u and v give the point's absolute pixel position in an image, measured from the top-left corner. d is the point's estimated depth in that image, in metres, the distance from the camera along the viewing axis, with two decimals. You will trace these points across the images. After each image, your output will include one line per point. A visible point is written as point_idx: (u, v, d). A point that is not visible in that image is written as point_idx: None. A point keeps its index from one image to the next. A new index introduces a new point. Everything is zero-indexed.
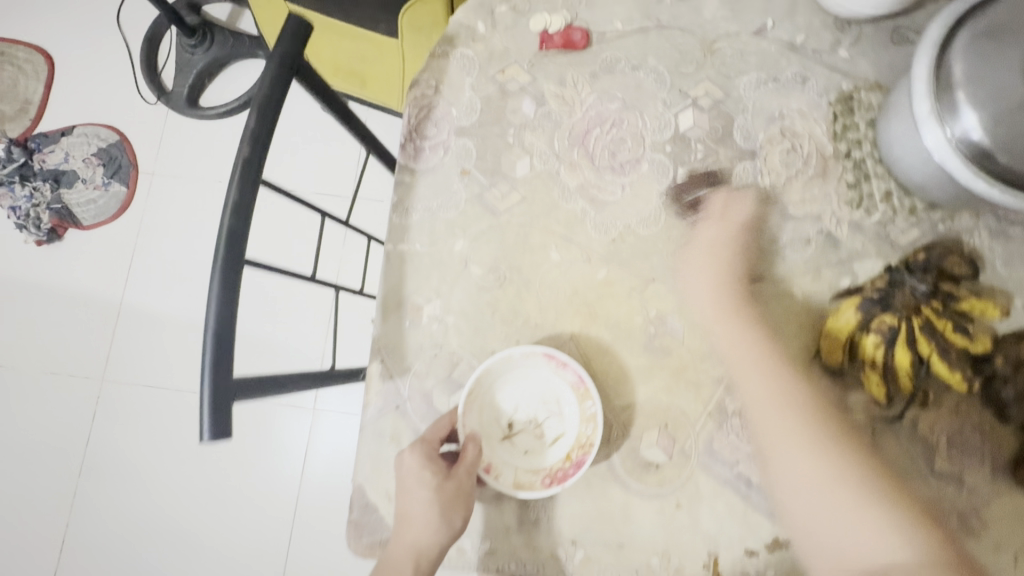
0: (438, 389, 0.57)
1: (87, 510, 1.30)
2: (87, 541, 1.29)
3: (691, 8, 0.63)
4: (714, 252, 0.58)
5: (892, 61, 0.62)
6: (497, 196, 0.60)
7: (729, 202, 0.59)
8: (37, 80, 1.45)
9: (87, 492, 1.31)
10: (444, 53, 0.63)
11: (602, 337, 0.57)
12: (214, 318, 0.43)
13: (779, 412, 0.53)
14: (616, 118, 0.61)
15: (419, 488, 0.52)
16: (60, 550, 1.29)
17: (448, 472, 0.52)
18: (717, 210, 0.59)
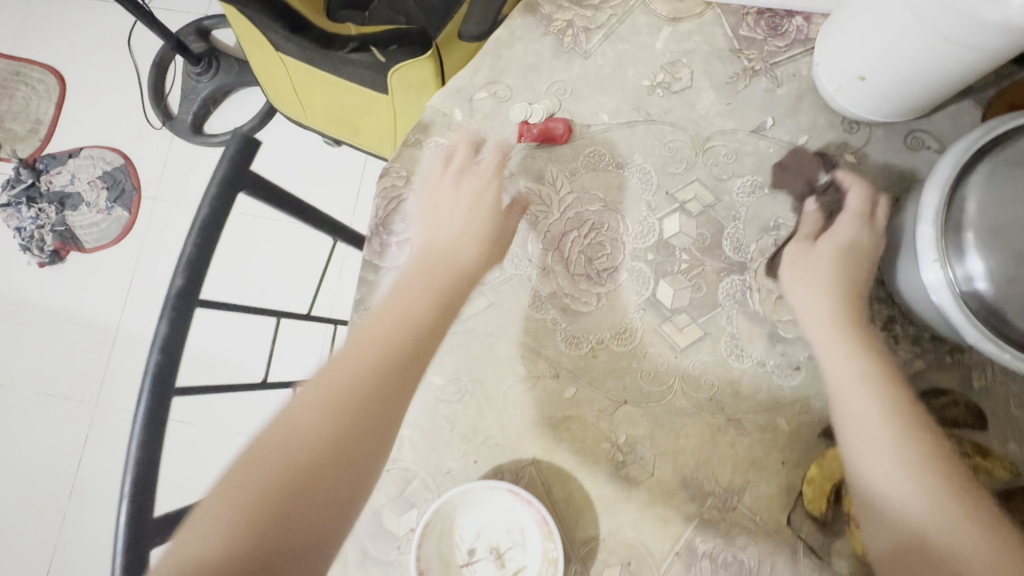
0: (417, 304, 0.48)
1: (74, 535, 1.30)
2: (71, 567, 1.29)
3: (684, 101, 0.59)
4: (855, 256, 0.50)
5: (905, 168, 0.56)
6: (463, 299, 0.57)
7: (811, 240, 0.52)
8: (48, 101, 1.46)
9: (75, 516, 1.31)
10: (417, 142, 0.59)
11: (565, 462, 0.54)
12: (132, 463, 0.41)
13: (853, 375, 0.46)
14: (595, 220, 0.57)
15: (388, 327, 0.42)
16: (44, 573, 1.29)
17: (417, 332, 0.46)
18: (867, 209, 0.52)
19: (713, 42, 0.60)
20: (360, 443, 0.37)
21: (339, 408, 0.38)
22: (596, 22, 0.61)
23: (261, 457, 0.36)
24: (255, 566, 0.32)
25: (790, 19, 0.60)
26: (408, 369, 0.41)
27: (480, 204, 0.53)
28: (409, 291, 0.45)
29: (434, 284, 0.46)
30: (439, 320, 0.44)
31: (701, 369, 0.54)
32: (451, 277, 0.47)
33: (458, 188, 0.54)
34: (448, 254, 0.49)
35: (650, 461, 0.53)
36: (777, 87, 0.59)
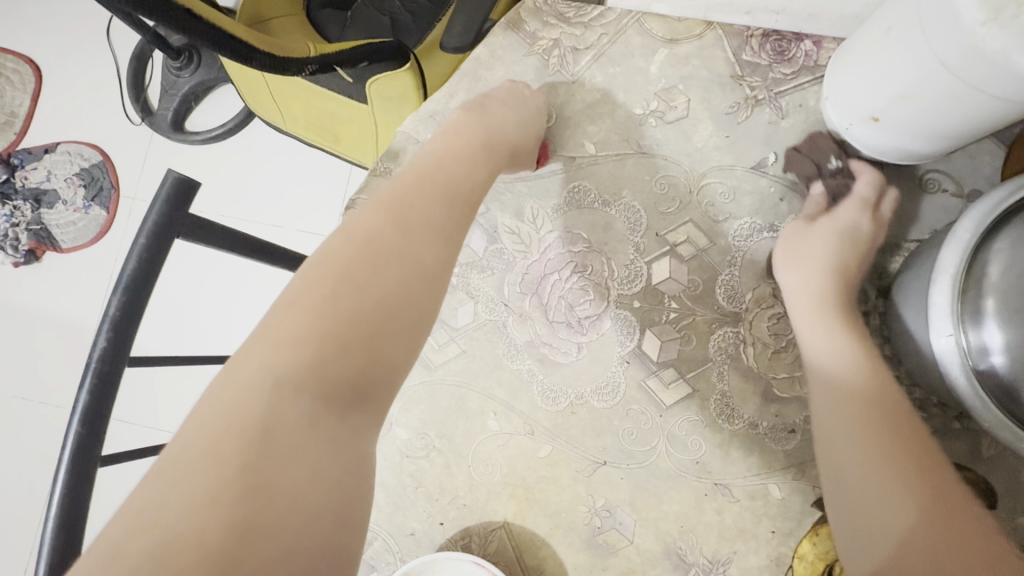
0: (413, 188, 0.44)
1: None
2: None
3: (678, 132, 0.54)
4: (853, 240, 0.48)
5: (916, 215, 0.51)
6: (432, 346, 0.53)
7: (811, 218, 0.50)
8: (24, 93, 1.40)
9: None
10: (386, 170, 0.55)
11: (538, 528, 0.49)
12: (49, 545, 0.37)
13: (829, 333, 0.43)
14: (577, 263, 0.53)
15: (441, 189, 0.43)
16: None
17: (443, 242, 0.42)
18: (873, 198, 0.50)
19: (712, 67, 0.55)
20: (426, 290, 0.39)
21: (406, 252, 0.39)
22: (585, 41, 0.56)
23: (332, 286, 0.36)
24: (338, 389, 0.34)
25: (797, 43, 0.54)
26: (462, 225, 0.43)
27: (520, 111, 0.52)
28: (452, 154, 0.46)
29: (478, 155, 0.47)
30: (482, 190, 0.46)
31: (688, 430, 0.50)
32: (499, 156, 0.49)
33: (501, 92, 0.54)
34: (492, 132, 0.49)
35: (630, 529, 0.49)
36: (781, 118, 0.53)
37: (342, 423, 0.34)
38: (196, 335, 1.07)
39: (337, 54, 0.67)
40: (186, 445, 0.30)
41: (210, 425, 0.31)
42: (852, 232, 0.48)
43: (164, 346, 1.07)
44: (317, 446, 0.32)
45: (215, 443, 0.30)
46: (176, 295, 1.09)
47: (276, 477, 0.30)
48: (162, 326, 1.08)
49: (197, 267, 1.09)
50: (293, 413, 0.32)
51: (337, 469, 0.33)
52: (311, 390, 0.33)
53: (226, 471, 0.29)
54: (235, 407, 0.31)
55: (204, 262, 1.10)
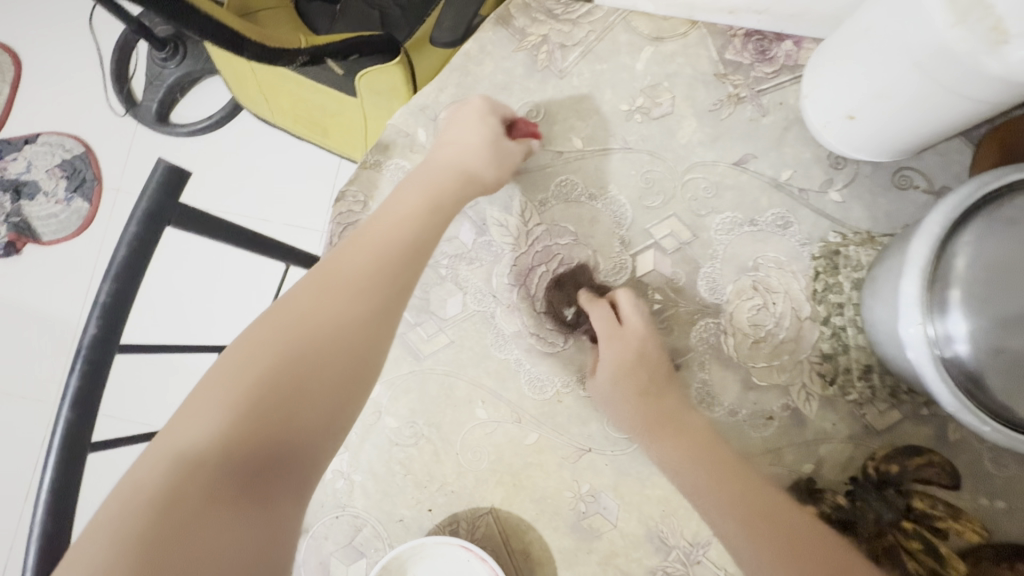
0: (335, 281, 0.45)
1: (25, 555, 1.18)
2: None
3: (663, 128, 0.56)
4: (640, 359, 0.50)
5: (889, 210, 0.53)
6: (421, 336, 0.53)
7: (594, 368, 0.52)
8: (3, 82, 1.37)
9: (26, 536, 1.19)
10: (376, 163, 0.56)
11: (525, 513, 0.50)
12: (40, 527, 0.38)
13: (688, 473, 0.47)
14: (564, 256, 0.54)
15: (376, 255, 0.44)
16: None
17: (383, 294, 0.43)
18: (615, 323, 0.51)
19: (697, 65, 0.56)
20: (350, 352, 0.40)
21: (325, 321, 0.40)
22: (573, 38, 0.58)
23: (249, 361, 0.38)
24: (254, 457, 0.35)
25: (778, 43, 0.56)
26: (397, 286, 0.44)
27: (475, 134, 0.53)
28: (387, 213, 0.47)
29: (416, 210, 0.48)
30: (423, 243, 0.47)
31: None
32: (441, 205, 0.49)
33: (457, 125, 0.54)
34: (431, 187, 0.50)
35: (614, 513, 0.50)
36: (762, 116, 0.55)
37: (259, 489, 0.34)
38: (189, 324, 1.07)
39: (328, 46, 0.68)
40: (96, 528, 0.30)
41: (120, 505, 0.31)
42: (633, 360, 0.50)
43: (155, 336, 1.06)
44: (231, 517, 0.32)
45: (125, 521, 0.30)
46: (167, 283, 1.09)
47: (183, 550, 0.30)
48: (152, 314, 1.07)
49: (179, 257, 1.09)
50: (204, 485, 0.32)
51: (258, 538, 0.33)
52: (220, 460, 0.34)
53: (131, 547, 0.29)
54: (144, 487, 0.32)
55: (197, 252, 1.10)
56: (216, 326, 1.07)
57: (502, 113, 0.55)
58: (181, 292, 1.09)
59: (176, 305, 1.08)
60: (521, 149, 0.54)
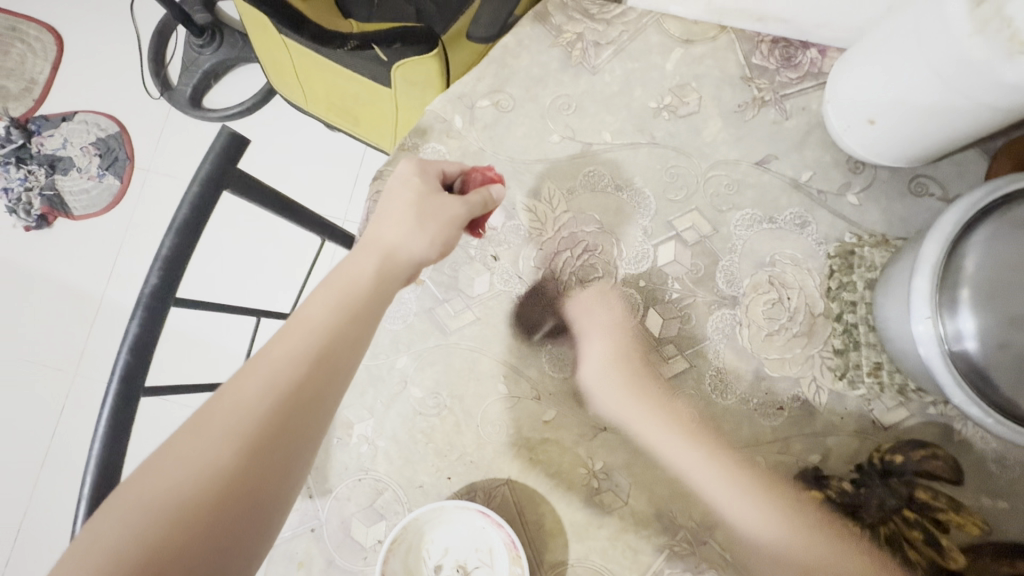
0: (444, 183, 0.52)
1: (38, 519, 1.21)
2: (26, 549, 1.19)
3: (690, 127, 0.58)
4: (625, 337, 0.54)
5: (905, 215, 0.55)
6: (448, 312, 0.56)
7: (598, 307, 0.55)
8: (45, 61, 1.42)
9: (41, 499, 1.22)
10: (413, 146, 0.58)
11: (540, 485, 0.53)
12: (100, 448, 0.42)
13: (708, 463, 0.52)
14: (589, 242, 0.56)
15: (265, 370, 0.38)
16: (3, 566, 1.19)
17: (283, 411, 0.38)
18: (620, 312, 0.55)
19: (725, 68, 0.59)
20: (241, 498, 0.35)
21: (195, 474, 0.35)
22: (607, 37, 0.60)
23: (116, 532, 0.33)
24: None
25: (804, 51, 0.59)
26: (291, 426, 0.38)
27: (406, 207, 0.48)
28: (290, 326, 0.40)
29: (330, 323, 0.41)
30: (337, 365, 0.40)
31: (683, 403, 0.53)
32: (354, 298, 0.43)
33: (386, 202, 0.49)
34: (352, 290, 0.43)
35: (626, 490, 0.52)
36: (786, 119, 0.58)
37: None
38: (231, 289, 1.14)
39: (378, 34, 0.75)
40: None
41: None
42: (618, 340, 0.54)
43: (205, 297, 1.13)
44: None
45: None
46: (215, 255, 1.16)
47: None
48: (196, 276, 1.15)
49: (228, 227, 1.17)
50: None
51: None
52: None
53: None
54: None
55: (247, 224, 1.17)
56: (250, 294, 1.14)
57: (435, 172, 0.51)
58: (223, 257, 1.16)
59: (224, 274, 1.15)
60: (476, 201, 0.50)
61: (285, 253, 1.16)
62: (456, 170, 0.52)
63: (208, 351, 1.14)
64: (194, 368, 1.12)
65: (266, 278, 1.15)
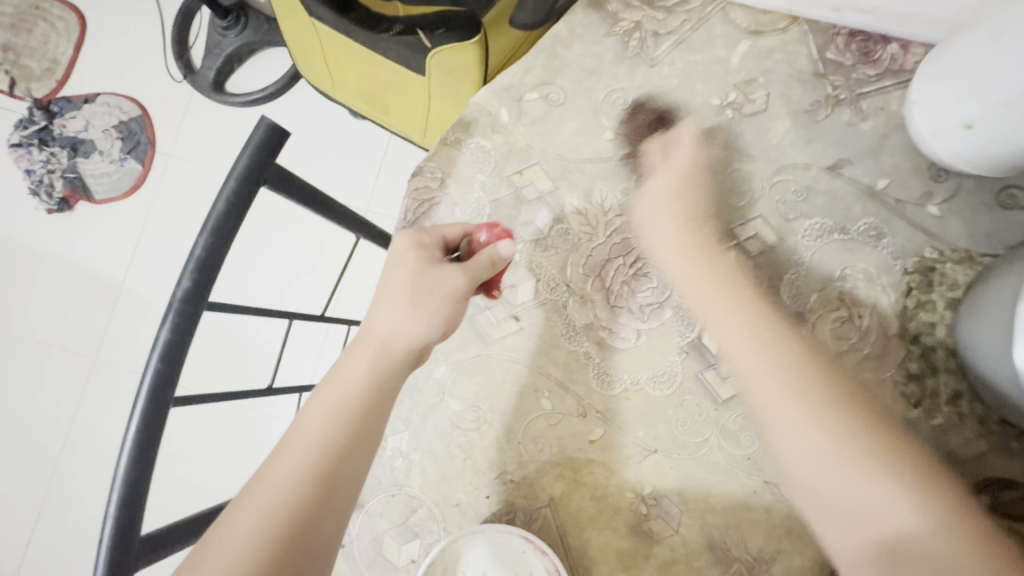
0: (445, 247, 0.48)
1: (58, 502, 1.21)
2: (47, 532, 1.20)
3: (756, 127, 0.54)
4: (690, 184, 0.51)
5: (991, 228, 0.50)
6: (490, 320, 0.52)
7: (670, 149, 0.52)
8: (68, 41, 1.39)
9: (61, 484, 1.21)
10: (456, 141, 0.55)
11: (584, 509, 0.49)
12: (128, 459, 0.39)
13: (758, 355, 0.43)
14: (643, 249, 0.52)
15: (263, 497, 0.37)
16: (24, 549, 1.19)
17: (283, 536, 0.36)
18: (686, 154, 0.52)
19: (795, 62, 0.54)
20: None
21: None
22: (667, 27, 0.56)
23: None
24: None
25: (883, 45, 0.54)
26: (293, 553, 0.36)
27: (398, 295, 0.45)
28: (284, 444, 0.39)
29: (322, 440, 0.39)
30: (336, 484, 0.38)
31: (741, 426, 0.50)
32: (343, 402, 0.40)
33: (381, 289, 0.46)
34: (343, 398, 0.41)
35: (677, 517, 0.49)
36: (861, 121, 0.53)
37: None
38: (268, 289, 1.12)
39: (424, 18, 0.74)
40: None
41: None
42: (681, 188, 0.50)
43: (242, 298, 1.11)
44: None
45: None
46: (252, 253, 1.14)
47: None
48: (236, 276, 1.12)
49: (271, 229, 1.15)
50: None
51: None
52: None
53: None
54: None
55: (288, 225, 1.15)
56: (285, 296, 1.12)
57: (435, 238, 0.48)
58: (261, 257, 1.14)
59: (255, 273, 1.13)
60: (483, 261, 0.47)
61: (322, 255, 1.14)
62: (459, 233, 0.49)
63: (226, 352, 1.11)
64: (216, 371, 1.10)
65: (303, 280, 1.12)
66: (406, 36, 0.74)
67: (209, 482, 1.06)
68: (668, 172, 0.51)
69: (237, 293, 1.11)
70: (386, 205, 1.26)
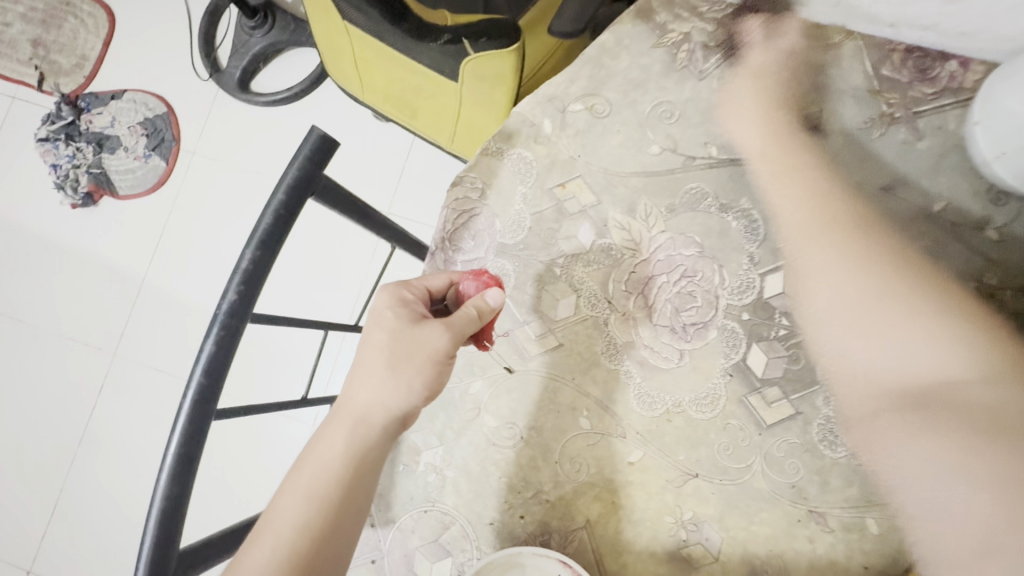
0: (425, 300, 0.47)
1: (75, 496, 1.21)
2: (64, 526, 1.20)
3: (807, 144, 0.52)
4: (775, 81, 0.53)
5: None
6: (528, 335, 0.51)
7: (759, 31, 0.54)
8: (97, 37, 1.40)
9: (77, 478, 1.22)
10: (498, 151, 0.54)
11: (623, 532, 0.48)
12: (168, 474, 0.38)
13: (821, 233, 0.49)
14: (689, 267, 0.51)
15: None
16: (40, 539, 1.20)
17: None
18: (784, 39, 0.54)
19: (850, 78, 0.53)
20: None
21: None
22: (717, 39, 0.54)
23: None
24: None
25: (943, 62, 0.52)
26: None
27: (374, 365, 0.43)
28: (263, 528, 0.39)
29: (301, 525, 0.39)
30: (317, 569, 0.39)
31: (786, 452, 0.48)
32: (320, 484, 0.40)
33: (358, 353, 0.44)
34: (320, 481, 0.40)
35: (718, 544, 0.47)
36: (917, 140, 0.51)
37: None
38: (303, 298, 1.12)
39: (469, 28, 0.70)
40: None
41: None
42: (765, 76, 0.53)
43: (280, 308, 1.11)
44: None
45: None
46: (288, 262, 1.13)
47: None
48: (278, 287, 1.12)
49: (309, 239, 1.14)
50: None
51: None
52: None
53: None
54: None
55: (324, 235, 1.15)
56: (318, 305, 1.12)
57: (415, 295, 0.46)
58: (299, 266, 1.13)
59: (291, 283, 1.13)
60: (467, 314, 0.44)
61: (355, 265, 1.13)
62: (444, 283, 0.48)
63: (254, 358, 1.11)
64: (242, 377, 1.10)
65: (338, 289, 1.12)
66: (453, 45, 0.71)
67: (228, 486, 1.06)
68: (763, 57, 0.54)
69: (275, 303, 1.11)
70: (408, 209, 1.26)
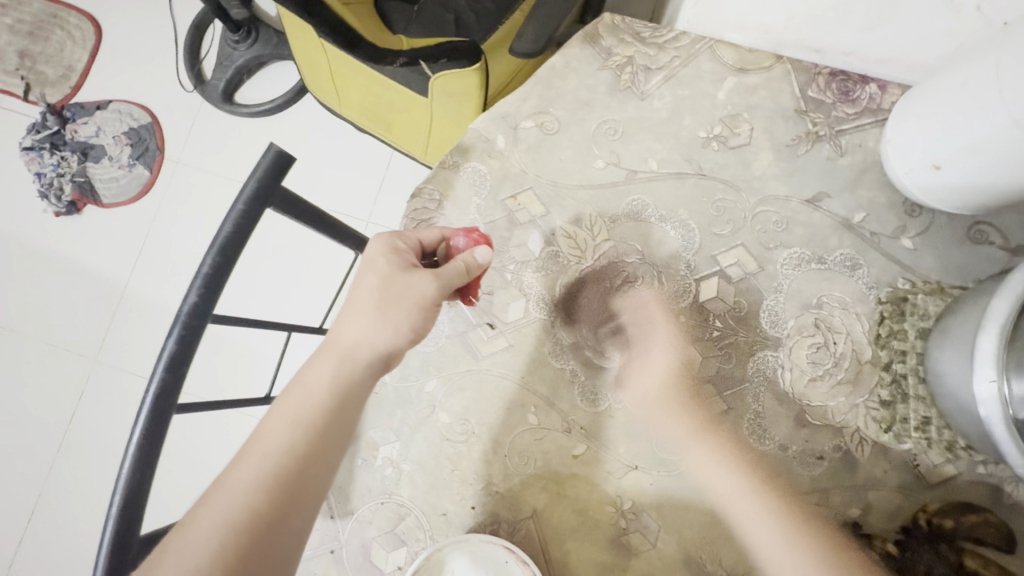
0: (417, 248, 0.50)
1: (53, 500, 1.22)
2: (41, 530, 1.21)
3: (740, 160, 0.56)
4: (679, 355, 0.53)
5: (961, 263, 0.53)
6: (481, 336, 0.55)
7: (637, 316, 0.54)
8: (83, 49, 1.43)
9: (56, 483, 1.23)
10: (454, 165, 0.58)
11: (566, 521, 0.51)
12: (129, 465, 0.41)
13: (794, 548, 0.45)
14: (630, 273, 0.55)
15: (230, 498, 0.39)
16: (17, 544, 1.21)
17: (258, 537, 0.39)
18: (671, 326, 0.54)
19: (779, 99, 0.57)
20: None
21: None
22: (658, 62, 0.58)
23: None
24: None
25: (863, 85, 0.56)
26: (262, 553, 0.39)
27: (366, 298, 0.46)
28: (251, 447, 0.41)
29: (287, 446, 0.41)
30: (300, 493, 0.41)
31: (719, 445, 0.51)
32: (310, 409, 0.42)
33: (349, 293, 0.47)
34: (307, 405, 0.42)
35: (655, 532, 0.50)
36: (840, 156, 0.55)
37: None
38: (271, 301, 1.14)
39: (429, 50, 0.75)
40: None
41: None
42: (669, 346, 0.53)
43: (247, 309, 1.14)
44: None
45: None
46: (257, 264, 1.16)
47: None
48: (246, 289, 1.15)
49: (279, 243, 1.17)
50: None
51: None
52: None
53: None
54: None
55: (292, 239, 1.18)
56: (283, 307, 1.14)
57: (406, 243, 0.49)
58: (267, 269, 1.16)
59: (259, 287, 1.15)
60: (456, 267, 0.48)
61: (321, 269, 1.16)
62: (435, 238, 0.51)
63: (231, 363, 1.13)
64: (217, 381, 1.12)
65: (303, 293, 1.15)
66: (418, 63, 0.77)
67: (203, 489, 1.07)
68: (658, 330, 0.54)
69: (242, 305, 1.14)
70: (387, 218, 1.29)
